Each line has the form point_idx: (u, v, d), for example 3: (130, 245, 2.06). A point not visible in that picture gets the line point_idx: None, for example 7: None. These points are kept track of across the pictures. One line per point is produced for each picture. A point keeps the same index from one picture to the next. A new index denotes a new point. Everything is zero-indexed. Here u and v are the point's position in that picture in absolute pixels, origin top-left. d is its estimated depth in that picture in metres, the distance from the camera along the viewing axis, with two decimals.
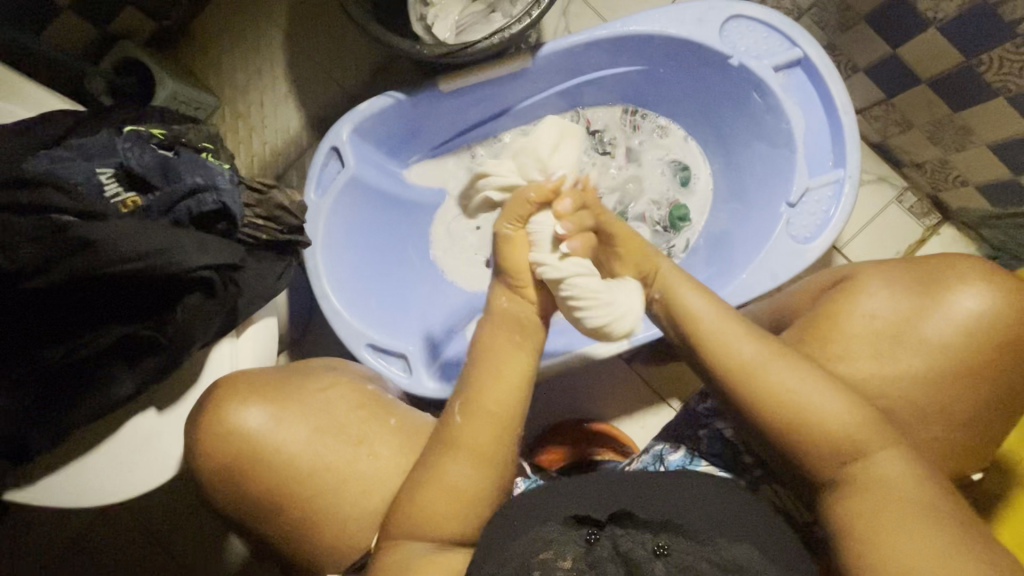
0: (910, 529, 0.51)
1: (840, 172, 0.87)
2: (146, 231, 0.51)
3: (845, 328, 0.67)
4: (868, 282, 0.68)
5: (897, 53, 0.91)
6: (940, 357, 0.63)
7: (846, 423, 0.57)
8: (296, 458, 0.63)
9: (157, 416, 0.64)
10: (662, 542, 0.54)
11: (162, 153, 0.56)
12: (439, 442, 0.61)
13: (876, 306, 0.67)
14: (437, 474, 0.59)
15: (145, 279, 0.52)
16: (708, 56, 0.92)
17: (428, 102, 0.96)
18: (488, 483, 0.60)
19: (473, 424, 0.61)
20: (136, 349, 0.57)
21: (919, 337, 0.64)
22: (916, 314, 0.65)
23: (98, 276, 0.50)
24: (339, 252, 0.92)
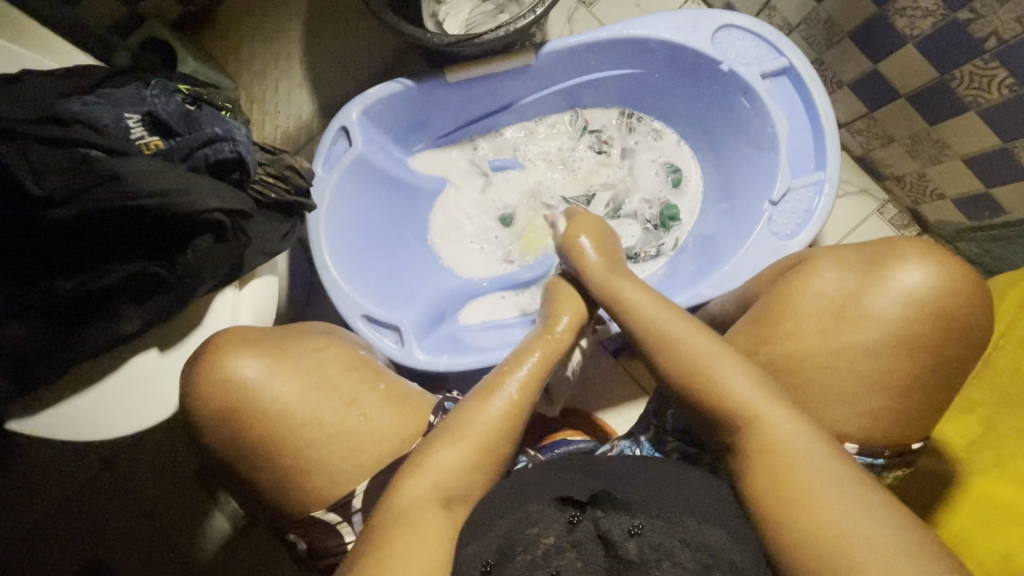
0: (837, 504, 0.53)
1: (819, 174, 0.92)
2: (167, 172, 0.56)
3: (797, 307, 0.71)
4: (819, 265, 0.72)
5: (878, 68, 0.97)
6: (884, 330, 0.66)
7: (748, 394, 0.61)
8: (295, 411, 0.66)
9: (158, 356, 0.67)
10: (637, 522, 0.58)
11: (186, 105, 0.61)
12: (469, 408, 0.66)
13: (827, 285, 0.71)
14: (474, 421, 0.65)
15: (163, 216, 0.56)
16: (700, 62, 0.98)
17: (435, 93, 1.01)
18: (504, 445, 0.65)
19: (522, 385, 0.68)
20: (146, 287, 0.60)
21: (867, 314, 0.67)
22: (860, 291, 0.68)
23: (120, 208, 0.54)
24: (342, 227, 0.96)
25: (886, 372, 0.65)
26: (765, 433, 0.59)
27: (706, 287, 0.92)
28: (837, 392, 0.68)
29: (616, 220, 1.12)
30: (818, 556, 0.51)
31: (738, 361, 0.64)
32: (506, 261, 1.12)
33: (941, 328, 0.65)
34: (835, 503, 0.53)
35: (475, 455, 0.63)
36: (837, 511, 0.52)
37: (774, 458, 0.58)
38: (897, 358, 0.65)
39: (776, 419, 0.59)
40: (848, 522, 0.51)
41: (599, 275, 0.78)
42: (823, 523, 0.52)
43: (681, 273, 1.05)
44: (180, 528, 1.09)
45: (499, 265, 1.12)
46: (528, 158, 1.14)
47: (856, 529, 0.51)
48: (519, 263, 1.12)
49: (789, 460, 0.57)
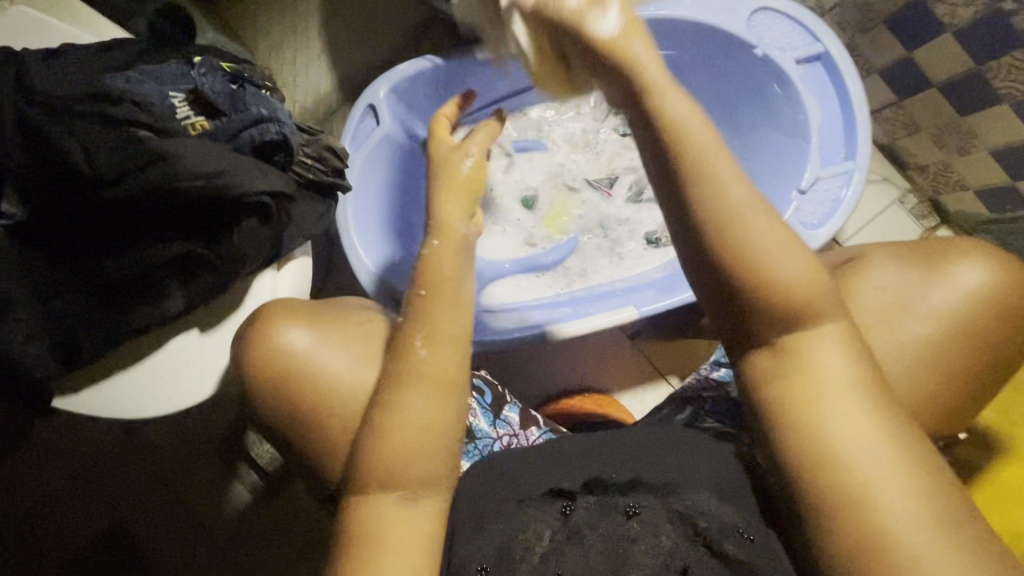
0: (868, 445, 0.48)
1: (849, 164, 0.92)
2: (215, 153, 0.55)
3: (855, 299, 0.71)
4: (878, 261, 0.73)
5: (911, 56, 0.96)
6: (945, 325, 0.67)
7: (812, 295, 0.50)
8: (343, 381, 0.64)
9: (199, 336, 0.68)
10: (632, 502, 0.63)
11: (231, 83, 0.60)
12: (396, 374, 0.60)
13: (884, 280, 0.71)
14: (401, 406, 0.58)
15: (212, 198, 0.55)
16: (735, 46, 0.96)
17: (463, 71, 0.99)
18: (450, 407, 0.60)
19: (430, 346, 0.60)
20: (191, 267, 0.60)
21: (924, 306, 0.68)
22: (921, 288, 0.69)
23: (170, 190, 0.54)
24: (369, 208, 0.94)
25: (920, 364, 0.67)
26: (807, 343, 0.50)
27: None
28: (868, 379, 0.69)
29: (635, 204, 1.16)
30: (843, 500, 0.48)
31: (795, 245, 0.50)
32: (528, 244, 1.14)
33: (974, 320, 0.66)
34: (863, 443, 0.48)
35: (417, 442, 0.58)
36: (854, 436, 0.48)
37: (808, 374, 0.50)
38: (935, 343, 0.67)
39: (826, 332, 0.50)
40: (874, 464, 0.47)
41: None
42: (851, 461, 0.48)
43: None
44: (199, 499, 1.11)
45: (522, 248, 1.14)
46: (551, 140, 1.16)
47: (886, 484, 0.47)
48: (541, 245, 1.15)
49: (827, 378, 0.50)
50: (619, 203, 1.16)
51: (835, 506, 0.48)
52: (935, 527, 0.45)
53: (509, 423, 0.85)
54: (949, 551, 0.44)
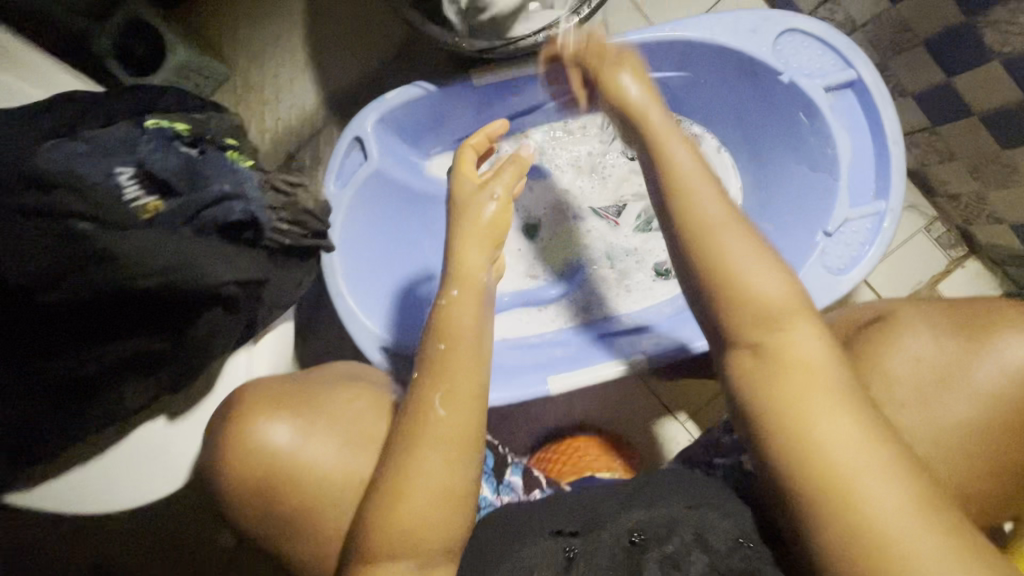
0: (880, 489, 0.45)
1: (880, 205, 0.84)
2: (174, 245, 0.48)
3: (887, 369, 0.63)
4: (904, 324, 0.64)
5: (952, 82, 0.88)
6: (994, 410, 0.59)
7: (790, 305, 0.51)
8: (333, 476, 0.58)
9: (166, 425, 0.61)
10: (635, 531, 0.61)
11: (187, 152, 0.51)
12: (411, 436, 0.56)
13: (920, 349, 0.62)
14: (415, 471, 0.55)
15: (171, 296, 0.49)
16: (758, 71, 0.87)
17: (457, 96, 0.90)
18: (463, 472, 0.57)
19: (449, 407, 0.57)
20: (149, 361, 0.54)
21: (969, 384, 0.60)
22: (961, 359, 0.60)
23: (119, 289, 0.47)
24: (356, 248, 0.88)
25: (964, 454, 0.60)
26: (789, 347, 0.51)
27: None
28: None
29: (643, 233, 1.06)
30: (827, 489, 0.47)
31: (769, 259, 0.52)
32: (530, 276, 1.07)
33: None
34: (876, 482, 0.45)
35: (432, 510, 0.55)
36: (867, 472, 0.46)
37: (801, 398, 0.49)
38: (982, 432, 0.59)
39: (801, 338, 0.50)
40: (856, 454, 0.46)
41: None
42: (834, 453, 0.47)
43: None
44: None
45: (523, 280, 1.07)
46: (553, 163, 1.06)
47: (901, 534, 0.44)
48: (543, 278, 1.07)
49: (813, 379, 0.49)
50: (626, 233, 1.07)
51: (817, 496, 0.47)
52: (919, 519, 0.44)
53: (512, 489, 0.79)
54: (937, 541, 0.43)
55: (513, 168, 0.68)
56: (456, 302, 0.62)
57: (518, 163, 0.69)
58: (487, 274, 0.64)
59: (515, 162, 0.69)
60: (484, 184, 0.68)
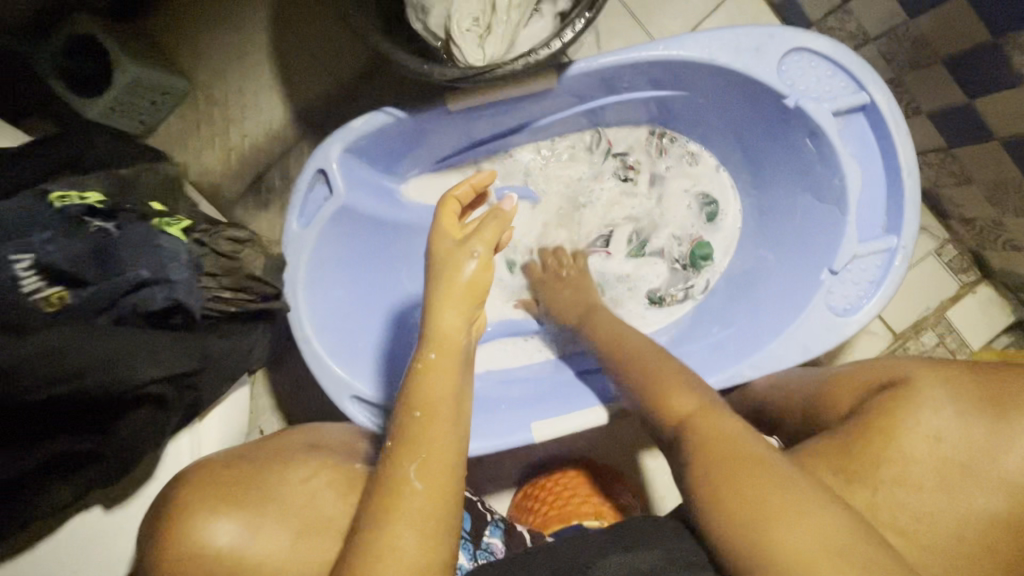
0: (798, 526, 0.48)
1: (892, 240, 0.78)
2: (89, 344, 0.46)
3: (906, 448, 0.58)
4: (925, 394, 0.60)
5: (972, 104, 0.80)
6: (1014, 498, 0.55)
7: (700, 408, 0.61)
8: (288, 572, 0.52)
9: (104, 514, 0.56)
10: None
11: (99, 231, 0.51)
12: (381, 512, 0.50)
13: (940, 426, 0.58)
14: (385, 554, 0.48)
15: (90, 398, 0.47)
16: (761, 93, 0.79)
17: (432, 121, 0.83)
18: (441, 551, 0.50)
19: (425, 482, 0.50)
20: (75, 464, 0.50)
21: (992, 470, 0.56)
22: (990, 443, 0.56)
23: (22, 402, 0.44)
24: (325, 287, 0.82)
25: (978, 540, 0.55)
26: (702, 421, 0.59)
27: (748, 365, 0.81)
28: (926, 546, 0.56)
29: (636, 258, 0.98)
30: (746, 531, 0.50)
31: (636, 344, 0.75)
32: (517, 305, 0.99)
33: None
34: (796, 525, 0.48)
35: None
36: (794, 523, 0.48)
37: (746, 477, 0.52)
38: (999, 516, 0.55)
39: (723, 420, 0.58)
40: (769, 495, 0.50)
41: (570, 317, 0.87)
42: (742, 497, 0.51)
43: (712, 333, 0.91)
44: None
45: (510, 308, 0.99)
46: (542, 183, 0.97)
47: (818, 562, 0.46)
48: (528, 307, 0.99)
49: (730, 443, 0.55)
50: (617, 258, 0.98)
51: (736, 537, 0.50)
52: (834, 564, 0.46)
53: (492, 553, 0.73)
54: (845, 560, 0.46)
55: (496, 221, 0.57)
56: (436, 367, 0.54)
57: (501, 216, 0.58)
58: (469, 334, 0.56)
59: (499, 216, 0.57)
60: (463, 239, 0.57)
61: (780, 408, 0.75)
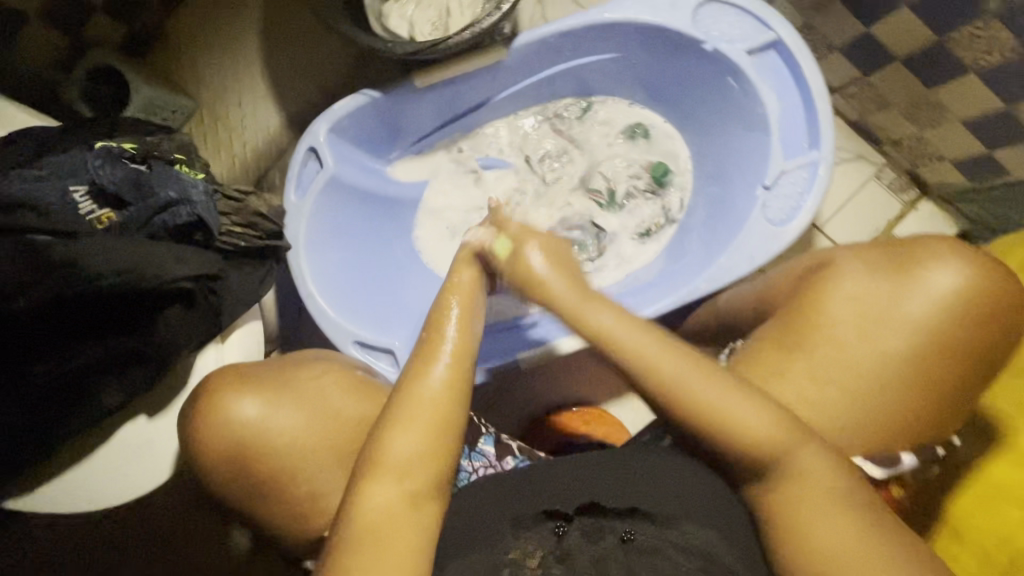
0: (798, 494, 0.60)
1: (814, 154, 0.87)
2: (126, 247, 0.56)
3: (829, 311, 0.66)
4: (846, 266, 0.67)
5: (871, 32, 0.91)
6: (922, 334, 0.62)
7: (778, 436, 0.60)
8: (300, 443, 0.64)
9: (147, 423, 0.66)
10: (630, 527, 0.64)
11: (134, 167, 0.61)
12: (411, 376, 0.62)
13: (858, 287, 0.65)
14: (414, 401, 0.61)
15: (130, 292, 0.56)
16: (683, 43, 0.92)
17: (405, 100, 0.96)
18: (453, 424, 0.62)
19: (452, 358, 0.63)
20: (121, 365, 0.59)
21: (900, 316, 0.63)
22: (895, 294, 0.64)
23: (78, 293, 0.54)
24: (323, 252, 0.93)
25: (903, 377, 0.62)
26: (793, 471, 0.60)
27: (704, 281, 0.89)
28: (857, 393, 0.63)
29: (622, 209, 1.05)
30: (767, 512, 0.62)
31: (676, 350, 0.63)
32: None
33: (960, 331, 0.61)
34: (799, 496, 0.60)
35: (431, 439, 0.60)
36: (794, 502, 0.60)
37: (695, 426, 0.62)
38: (920, 350, 0.62)
39: (807, 455, 0.60)
40: (849, 561, 0.57)
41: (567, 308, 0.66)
42: (829, 546, 0.57)
43: (671, 266, 1.00)
44: None
45: None
46: (511, 153, 1.07)
47: (816, 524, 0.59)
48: None
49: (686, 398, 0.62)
50: (605, 215, 1.05)
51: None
52: (832, 532, 0.58)
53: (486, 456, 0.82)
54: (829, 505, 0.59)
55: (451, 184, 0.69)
56: None
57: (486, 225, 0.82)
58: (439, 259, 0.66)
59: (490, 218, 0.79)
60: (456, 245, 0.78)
61: (733, 313, 0.84)
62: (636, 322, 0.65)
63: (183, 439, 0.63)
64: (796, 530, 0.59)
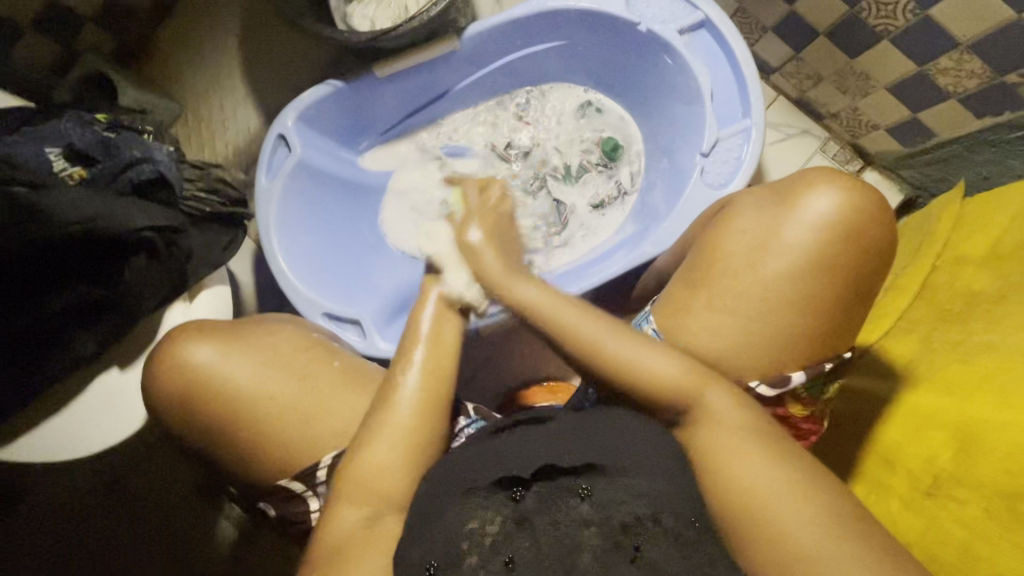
0: (727, 455, 0.61)
1: (746, 121, 0.94)
2: (93, 199, 0.63)
3: (725, 248, 0.70)
4: (740, 206, 0.72)
5: (795, 9, 0.99)
6: (801, 258, 0.66)
7: (682, 377, 0.65)
8: (250, 388, 0.69)
9: (120, 374, 0.73)
10: (584, 485, 0.60)
11: (103, 133, 0.69)
12: (383, 399, 0.68)
13: (749, 222, 0.70)
14: (386, 424, 0.67)
15: (97, 240, 0.63)
16: (619, 25, 1.00)
17: (367, 90, 1.04)
18: (424, 432, 0.67)
19: (423, 374, 0.69)
20: (92, 311, 0.66)
21: (779, 243, 0.67)
22: (776, 223, 0.68)
23: (48, 239, 0.60)
24: (294, 230, 0.99)
25: (791, 300, 0.66)
26: (704, 414, 0.64)
27: (650, 243, 0.95)
28: (754, 318, 0.67)
29: (577, 182, 1.13)
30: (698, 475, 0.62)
31: (585, 310, 0.70)
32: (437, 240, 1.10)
33: (843, 251, 0.65)
34: (732, 451, 0.61)
35: (403, 454, 0.66)
36: (735, 460, 0.60)
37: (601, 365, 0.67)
38: (806, 276, 0.66)
39: (713, 397, 0.64)
40: (762, 484, 0.58)
41: (493, 278, 0.76)
42: (747, 493, 0.58)
43: (620, 237, 1.08)
44: (191, 539, 1.17)
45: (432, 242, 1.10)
46: (471, 139, 1.15)
47: (742, 476, 0.59)
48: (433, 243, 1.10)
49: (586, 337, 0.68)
50: (563, 188, 1.13)
51: (739, 524, 0.58)
52: (758, 489, 0.58)
53: None
54: (757, 467, 0.59)
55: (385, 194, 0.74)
56: None
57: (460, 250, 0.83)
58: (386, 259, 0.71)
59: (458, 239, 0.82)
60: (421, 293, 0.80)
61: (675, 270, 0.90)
62: (548, 289, 0.73)
63: (147, 381, 0.69)
64: (729, 494, 0.59)
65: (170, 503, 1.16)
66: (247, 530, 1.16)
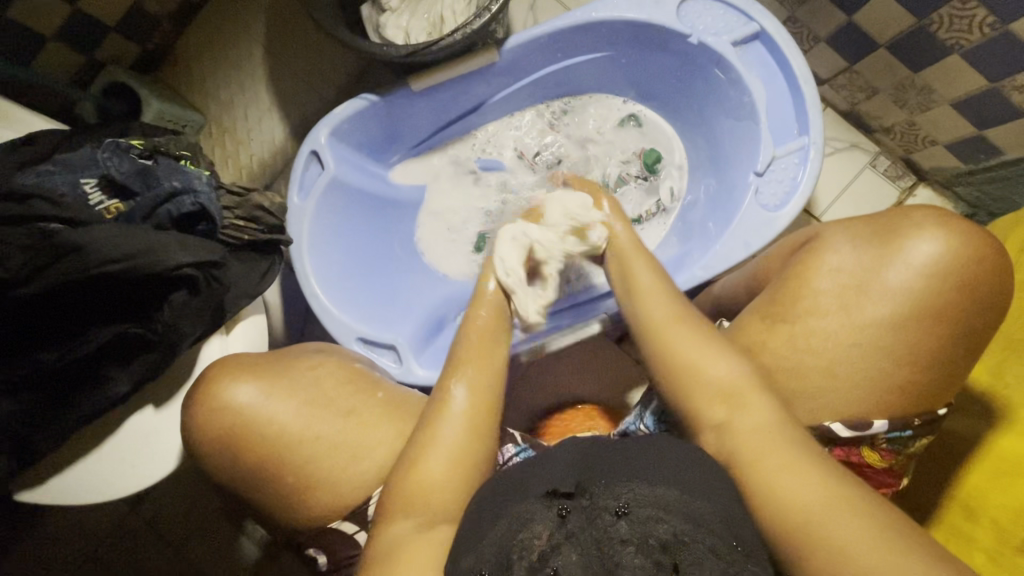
0: (779, 463, 0.56)
1: (804, 139, 0.88)
2: (131, 235, 0.59)
3: (815, 284, 0.67)
4: (832, 241, 0.68)
5: (853, 20, 0.94)
6: (904, 302, 0.62)
7: (740, 384, 0.61)
8: (293, 430, 0.65)
9: (154, 413, 0.70)
10: (623, 501, 0.53)
11: (141, 161, 0.65)
12: (436, 410, 0.66)
13: (841, 261, 0.66)
14: (438, 443, 0.63)
15: (135, 277, 0.59)
16: (669, 37, 0.95)
17: (404, 104, 1.00)
18: (477, 453, 0.64)
19: (476, 389, 0.67)
20: (129, 350, 0.64)
21: (881, 285, 0.63)
22: (878, 264, 0.64)
23: (85, 277, 0.57)
24: (327, 251, 0.95)
25: (886, 344, 0.62)
26: (741, 428, 0.59)
27: (701, 267, 0.90)
28: (844, 360, 0.64)
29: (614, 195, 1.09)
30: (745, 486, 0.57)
31: (655, 298, 0.71)
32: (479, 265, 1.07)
33: (943, 297, 0.61)
34: (780, 462, 0.56)
35: (459, 475, 0.62)
36: (797, 483, 0.54)
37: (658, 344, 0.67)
38: (904, 322, 0.62)
39: (750, 406, 0.60)
40: (807, 497, 0.53)
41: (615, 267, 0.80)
42: (798, 502, 0.53)
43: (664, 257, 1.03)
44: (213, 563, 1.13)
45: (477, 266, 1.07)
46: (506, 154, 1.10)
47: (796, 482, 0.54)
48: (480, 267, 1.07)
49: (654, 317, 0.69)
50: None
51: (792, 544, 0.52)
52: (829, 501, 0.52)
53: None
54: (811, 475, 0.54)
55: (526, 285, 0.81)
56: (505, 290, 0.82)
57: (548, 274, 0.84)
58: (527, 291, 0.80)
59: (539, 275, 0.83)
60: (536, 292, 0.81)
61: (725, 298, 0.85)
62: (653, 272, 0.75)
63: (182, 423, 0.65)
64: (781, 502, 0.54)
65: (192, 526, 1.13)
66: (271, 556, 1.12)
